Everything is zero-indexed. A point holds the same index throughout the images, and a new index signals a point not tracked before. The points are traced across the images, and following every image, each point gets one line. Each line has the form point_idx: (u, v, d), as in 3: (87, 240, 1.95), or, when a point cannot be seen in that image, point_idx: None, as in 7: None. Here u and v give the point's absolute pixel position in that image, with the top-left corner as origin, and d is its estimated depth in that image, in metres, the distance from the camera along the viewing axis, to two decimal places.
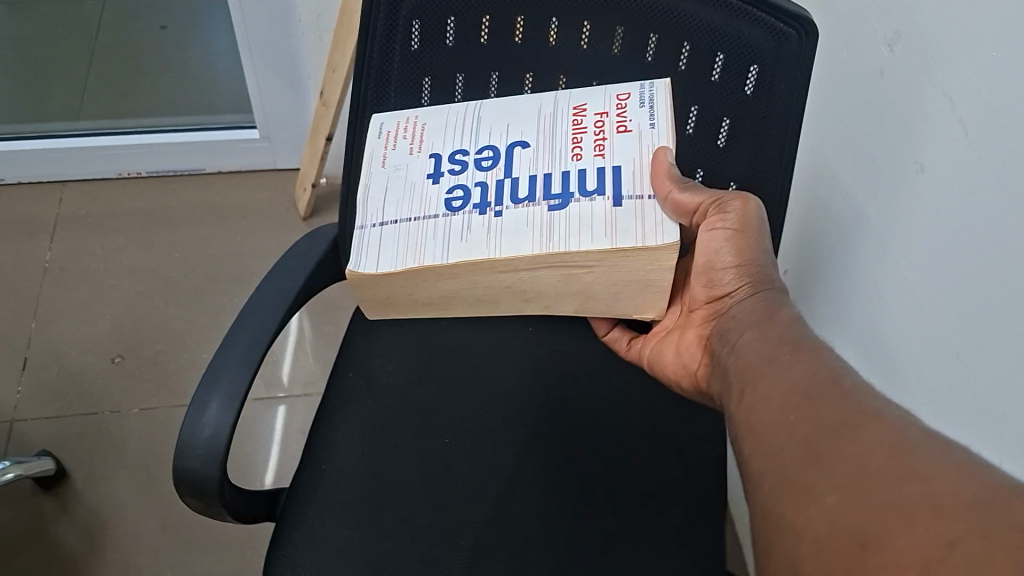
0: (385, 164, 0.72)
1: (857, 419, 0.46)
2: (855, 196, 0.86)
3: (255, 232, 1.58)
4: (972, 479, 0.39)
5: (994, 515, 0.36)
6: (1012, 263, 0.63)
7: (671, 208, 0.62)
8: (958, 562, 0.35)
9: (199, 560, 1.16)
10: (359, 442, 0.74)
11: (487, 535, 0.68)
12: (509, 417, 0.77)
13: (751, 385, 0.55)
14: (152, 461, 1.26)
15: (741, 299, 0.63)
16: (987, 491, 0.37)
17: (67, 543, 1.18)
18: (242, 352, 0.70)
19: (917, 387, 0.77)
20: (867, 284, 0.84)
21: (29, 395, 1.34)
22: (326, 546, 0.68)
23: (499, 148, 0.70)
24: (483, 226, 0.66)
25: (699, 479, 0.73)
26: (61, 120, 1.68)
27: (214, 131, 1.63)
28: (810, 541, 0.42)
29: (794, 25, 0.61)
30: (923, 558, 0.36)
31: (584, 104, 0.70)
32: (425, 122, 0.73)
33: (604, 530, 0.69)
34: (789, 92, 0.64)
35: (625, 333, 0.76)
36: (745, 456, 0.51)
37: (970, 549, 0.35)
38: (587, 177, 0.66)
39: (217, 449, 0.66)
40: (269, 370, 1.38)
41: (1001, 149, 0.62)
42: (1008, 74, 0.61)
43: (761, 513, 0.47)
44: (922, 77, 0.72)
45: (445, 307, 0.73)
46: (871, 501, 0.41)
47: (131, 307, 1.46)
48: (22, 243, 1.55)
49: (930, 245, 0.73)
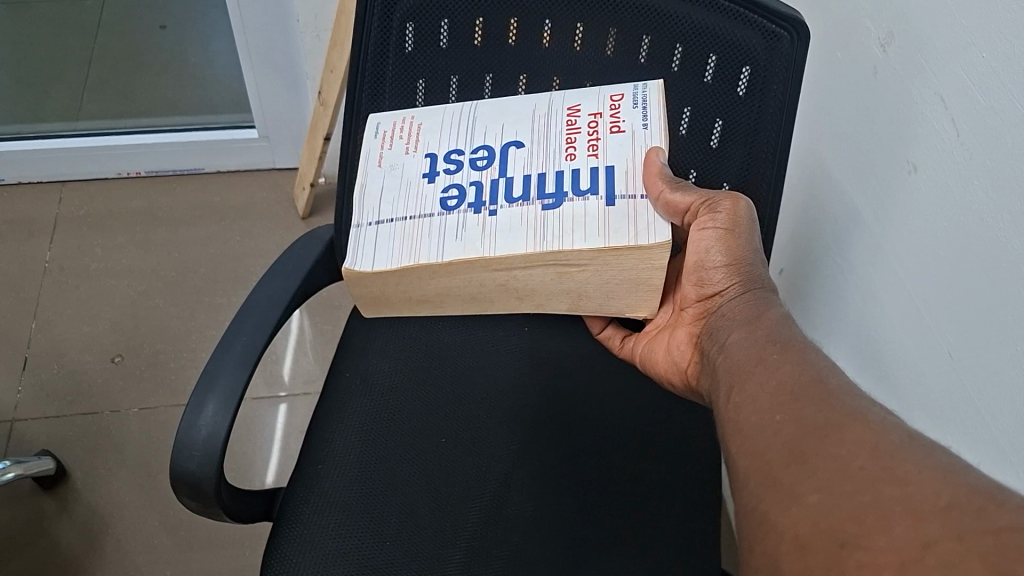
0: (381, 163, 0.72)
1: (841, 421, 0.47)
2: (849, 195, 0.86)
3: (254, 231, 1.58)
4: (950, 481, 0.39)
5: (970, 517, 0.37)
6: (1003, 268, 0.63)
7: (663, 208, 0.63)
8: (933, 563, 0.36)
9: (199, 559, 1.17)
10: (356, 441, 0.75)
11: (484, 534, 0.69)
12: (507, 416, 0.77)
13: (739, 384, 0.55)
14: (152, 460, 1.27)
15: (732, 297, 0.63)
16: (965, 494, 0.38)
17: (68, 542, 1.19)
18: (239, 352, 0.71)
19: (909, 387, 0.77)
20: (861, 283, 0.85)
21: (29, 395, 1.34)
22: (324, 545, 0.68)
23: (494, 148, 0.70)
24: (478, 225, 0.66)
25: (691, 478, 0.74)
26: (61, 121, 1.69)
27: (214, 131, 1.64)
28: (791, 539, 0.43)
29: (786, 27, 0.61)
30: (899, 559, 0.37)
31: (577, 105, 0.70)
32: (422, 122, 0.73)
33: (599, 528, 0.70)
34: (782, 93, 0.64)
35: (618, 331, 0.77)
36: (732, 454, 0.52)
37: (945, 551, 0.36)
38: (580, 176, 0.66)
39: (213, 447, 0.67)
40: (268, 369, 1.38)
41: (992, 149, 0.63)
42: (1000, 74, 0.61)
43: (743, 511, 0.48)
44: (916, 78, 0.72)
45: (440, 306, 0.74)
46: (852, 502, 0.41)
47: (130, 307, 1.46)
48: (22, 243, 1.56)
49: (923, 244, 0.74)
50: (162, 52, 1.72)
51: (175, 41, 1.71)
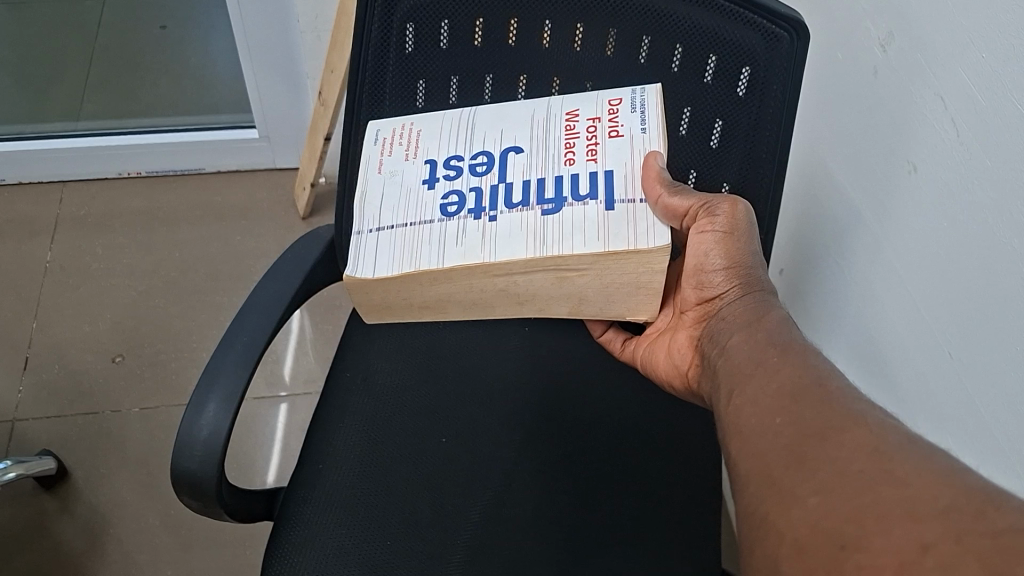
0: (381, 170, 0.73)
1: (841, 423, 0.47)
2: (849, 195, 0.86)
3: (255, 231, 1.58)
4: (949, 483, 0.40)
5: (968, 519, 0.37)
6: (1002, 269, 0.63)
7: (661, 212, 0.63)
8: (932, 564, 0.36)
9: (199, 558, 1.17)
10: (357, 441, 0.75)
11: (484, 534, 0.69)
12: (507, 417, 0.77)
13: (739, 387, 0.55)
14: (152, 460, 1.27)
15: (732, 300, 0.63)
16: (963, 496, 0.38)
17: (69, 542, 1.19)
18: (239, 355, 0.71)
19: (910, 388, 0.77)
20: (861, 283, 0.85)
21: (30, 394, 1.35)
22: (325, 544, 0.68)
23: (493, 154, 0.70)
24: (477, 231, 0.66)
25: (692, 479, 0.74)
26: (59, 119, 1.69)
27: (214, 131, 1.64)
28: (791, 542, 0.43)
29: (787, 27, 0.61)
30: (899, 560, 0.37)
31: (576, 109, 0.70)
32: (421, 128, 0.73)
33: (599, 529, 0.70)
34: (782, 93, 0.64)
35: (619, 333, 0.77)
36: (732, 457, 0.52)
37: (944, 552, 0.36)
38: (580, 181, 0.67)
39: (214, 449, 0.67)
40: (269, 368, 1.38)
41: (992, 150, 0.63)
42: (1000, 74, 0.61)
43: (744, 513, 0.48)
44: (916, 78, 0.72)
45: (440, 310, 0.74)
46: (852, 504, 0.41)
47: (131, 307, 1.47)
48: (22, 243, 1.56)
49: (924, 244, 0.74)
50: (162, 52, 1.72)
51: (175, 41, 1.71)
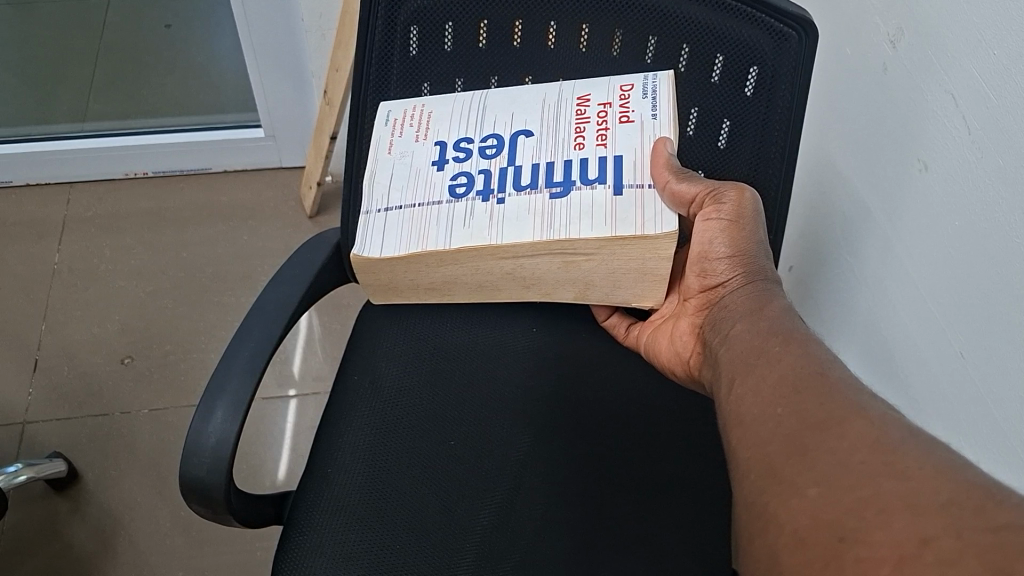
0: (391, 152, 0.72)
1: (841, 414, 0.46)
2: (859, 192, 0.85)
3: (262, 232, 1.58)
4: (949, 478, 0.39)
5: (968, 515, 0.36)
6: (1008, 264, 0.63)
7: (669, 198, 0.62)
8: (931, 560, 0.35)
9: (210, 558, 1.17)
10: (365, 444, 0.74)
11: (494, 539, 0.69)
12: (515, 415, 0.77)
13: (741, 376, 0.55)
14: (162, 459, 1.27)
15: (735, 288, 0.63)
16: (964, 491, 0.38)
17: (80, 543, 1.19)
18: (247, 353, 0.71)
19: (923, 385, 0.77)
20: (872, 279, 0.85)
21: (41, 397, 1.35)
22: (333, 549, 0.68)
23: (503, 137, 0.70)
24: (485, 213, 0.66)
25: (700, 471, 0.73)
26: (67, 121, 1.71)
27: (221, 131, 1.65)
28: (791, 533, 0.42)
29: (795, 26, 0.61)
30: (897, 555, 0.37)
31: (587, 94, 0.70)
32: (432, 110, 0.72)
33: (607, 526, 0.70)
34: (789, 93, 0.64)
35: (625, 319, 0.76)
36: (733, 446, 0.51)
37: (944, 548, 0.36)
38: (588, 166, 0.66)
39: (221, 453, 0.67)
40: (278, 366, 1.39)
41: (1003, 146, 0.62)
42: (1010, 70, 0.61)
43: (744, 502, 0.47)
44: (926, 74, 0.71)
45: (447, 293, 0.73)
46: (851, 495, 0.41)
47: (140, 308, 1.47)
48: (32, 245, 1.57)
49: (935, 241, 0.73)
50: (167, 51, 1.71)
51: (179, 40, 1.70)
